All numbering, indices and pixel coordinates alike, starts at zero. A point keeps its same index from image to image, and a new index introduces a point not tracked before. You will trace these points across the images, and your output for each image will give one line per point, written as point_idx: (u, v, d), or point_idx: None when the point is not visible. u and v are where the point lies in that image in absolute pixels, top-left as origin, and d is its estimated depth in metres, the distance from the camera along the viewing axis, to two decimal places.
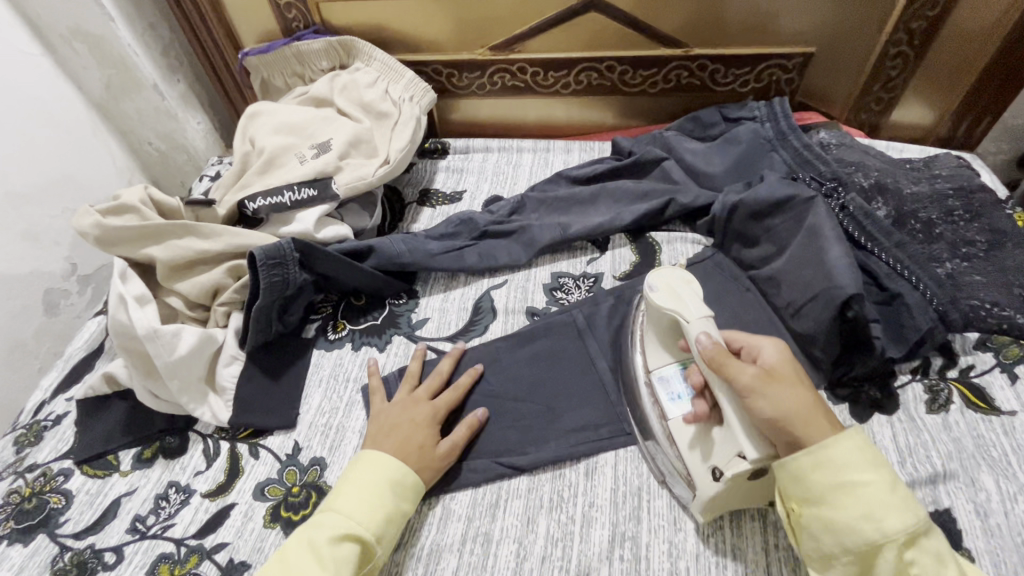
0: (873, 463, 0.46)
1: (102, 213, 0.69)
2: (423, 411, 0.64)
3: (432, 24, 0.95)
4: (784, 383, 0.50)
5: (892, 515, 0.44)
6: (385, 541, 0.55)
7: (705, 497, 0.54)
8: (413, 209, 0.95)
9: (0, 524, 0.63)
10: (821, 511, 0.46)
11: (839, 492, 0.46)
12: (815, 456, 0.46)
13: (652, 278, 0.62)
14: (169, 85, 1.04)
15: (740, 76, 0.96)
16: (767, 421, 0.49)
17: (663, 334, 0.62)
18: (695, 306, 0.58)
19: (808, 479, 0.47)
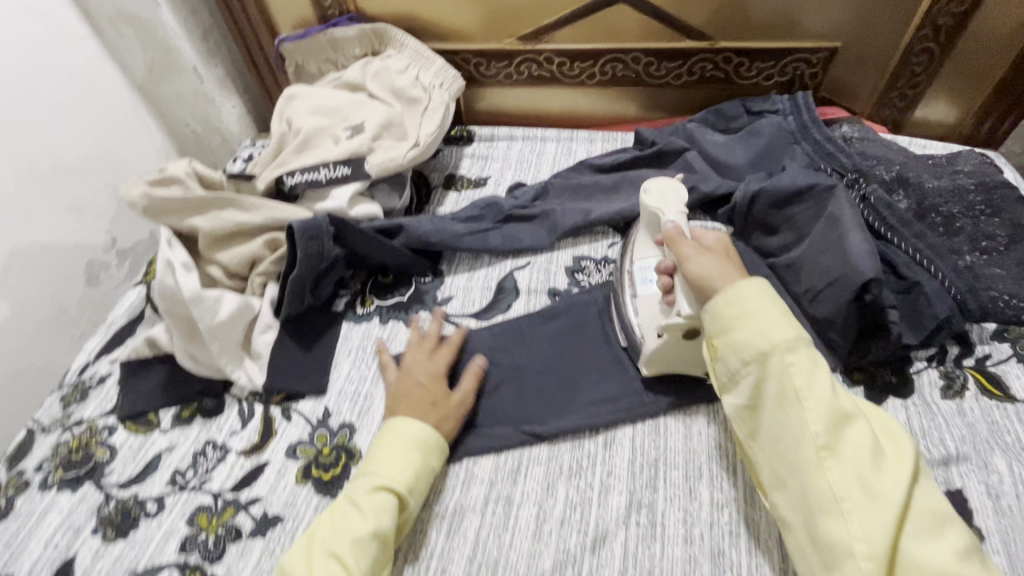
0: (768, 297, 0.55)
1: (150, 184, 0.73)
2: (429, 374, 0.67)
3: (463, 13, 0.98)
4: (714, 253, 0.59)
5: (777, 331, 0.52)
6: (421, 490, 0.59)
7: (649, 354, 0.64)
8: (439, 193, 0.98)
9: (50, 473, 0.67)
10: (726, 335, 0.54)
11: (741, 317, 0.54)
12: (723, 297, 0.55)
13: (649, 182, 0.71)
14: (209, 70, 1.07)
15: (764, 70, 0.97)
16: (694, 279, 0.58)
17: (648, 233, 0.71)
18: (677, 207, 0.67)
19: (716, 309, 0.55)
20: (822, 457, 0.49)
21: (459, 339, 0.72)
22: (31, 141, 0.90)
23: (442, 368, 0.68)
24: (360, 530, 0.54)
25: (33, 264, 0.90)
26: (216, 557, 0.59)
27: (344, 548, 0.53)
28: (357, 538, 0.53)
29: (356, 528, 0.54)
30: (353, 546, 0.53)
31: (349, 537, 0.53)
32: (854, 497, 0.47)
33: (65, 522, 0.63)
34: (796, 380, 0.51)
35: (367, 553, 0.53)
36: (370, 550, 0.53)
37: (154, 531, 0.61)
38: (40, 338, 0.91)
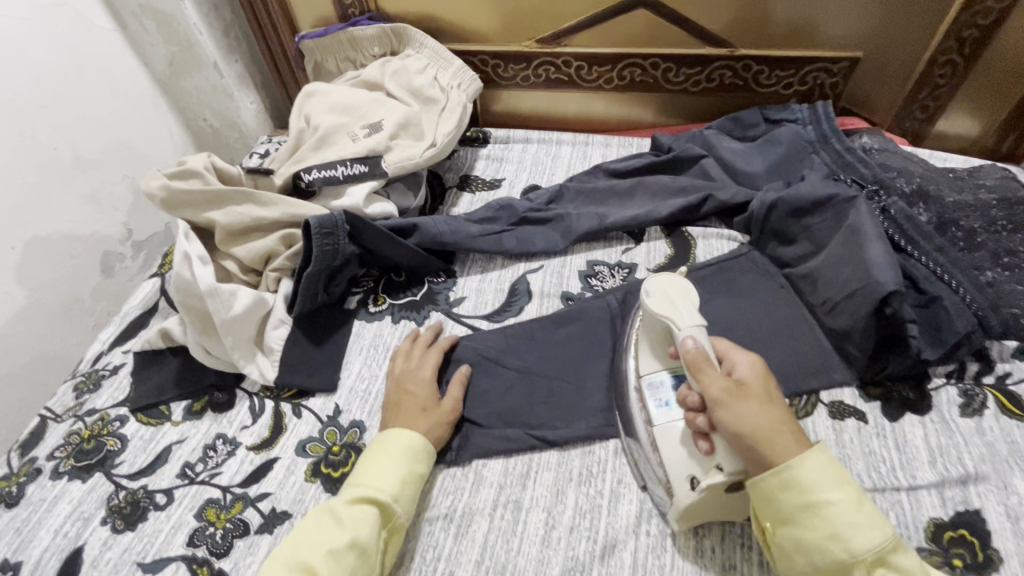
0: (836, 480, 0.48)
1: (169, 176, 0.73)
2: (419, 380, 0.67)
3: (483, 15, 0.98)
4: (754, 400, 0.51)
5: (858, 535, 0.45)
6: (405, 502, 0.57)
7: (683, 508, 0.54)
8: (454, 194, 0.98)
9: (61, 462, 0.67)
10: (792, 529, 0.48)
11: (806, 510, 0.47)
12: (782, 477, 0.48)
13: (649, 281, 0.62)
14: (229, 66, 1.07)
15: (784, 78, 0.96)
16: (736, 436, 0.50)
17: (656, 343, 0.62)
18: (689, 313, 0.58)
19: (777, 495, 0.48)
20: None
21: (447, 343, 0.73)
22: (52, 131, 0.91)
23: (429, 374, 0.68)
24: (337, 541, 0.52)
25: (50, 253, 0.91)
26: (223, 551, 0.59)
27: (321, 559, 0.51)
28: (332, 549, 0.51)
29: (333, 538, 0.52)
30: (329, 557, 0.51)
31: (325, 548, 0.51)
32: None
33: (74, 510, 0.63)
34: None
35: (344, 565, 0.51)
36: (347, 562, 0.51)
37: (162, 523, 0.61)
38: (55, 327, 0.92)
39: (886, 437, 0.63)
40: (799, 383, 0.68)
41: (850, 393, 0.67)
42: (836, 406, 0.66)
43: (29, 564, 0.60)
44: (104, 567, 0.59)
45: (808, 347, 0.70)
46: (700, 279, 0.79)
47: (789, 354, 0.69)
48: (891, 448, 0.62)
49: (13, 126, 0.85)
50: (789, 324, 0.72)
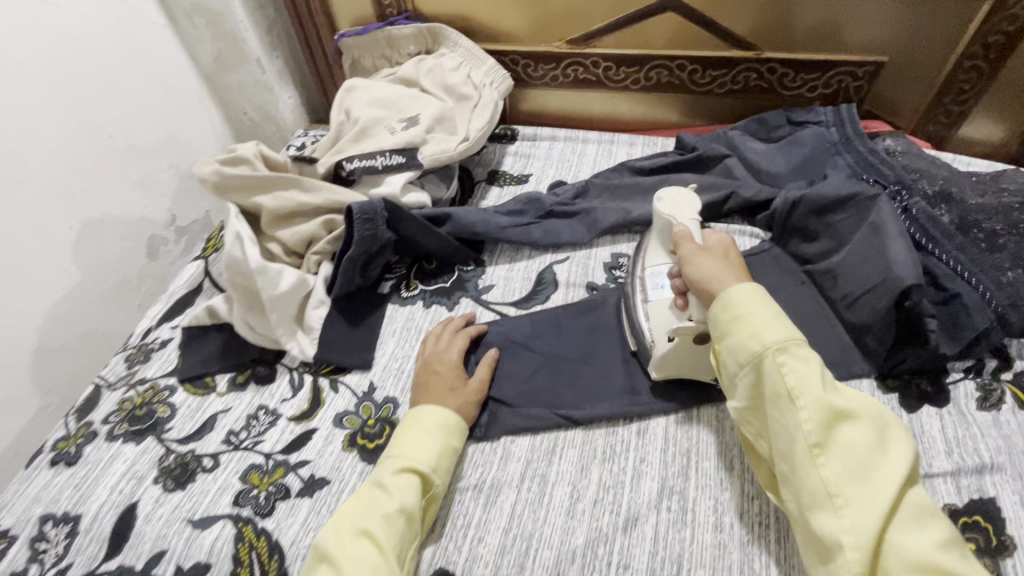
0: (763, 300, 0.55)
1: (220, 163, 0.77)
2: (447, 364, 0.70)
3: (516, 16, 1.02)
4: (715, 256, 0.61)
5: (766, 332, 0.53)
6: (444, 471, 0.61)
7: (659, 359, 0.65)
8: (482, 187, 1.01)
9: (115, 426, 0.72)
10: (724, 340, 0.56)
11: (731, 320, 0.55)
12: (720, 299, 0.57)
13: (663, 190, 0.72)
14: (270, 61, 1.12)
15: (809, 81, 0.99)
16: (695, 281, 0.60)
17: (661, 241, 0.72)
18: (689, 215, 0.69)
19: (715, 313, 0.57)
20: (816, 453, 0.49)
21: (474, 329, 0.76)
22: (108, 119, 0.96)
23: (456, 356, 0.71)
24: (386, 508, 0.55)
25: (102, 234, 0.96)
26: (267, 511, 0.63)
27: (375, 524, 0.54)
28: (385, 515, 0.55)
29: (383, 506, 0.56)
30: (382, 523, 0.54)
31: (378, 514, 0.55)
32: (847, 489, 0.46)
33: (128, 470, 0.67)
34: (788, 378, 0.51)
35: (395, 529, 0.55)
36: (397, 526, 0.55)
37: (210, 484, 0.66)
38: (104, 305, 0.97)
39: (903, 427, 0.65)
40: None
41: (869, 384, 0.69)
42: None
43: (87, 517, 0.64)
44: (156, 522, 0.63)
45: (828, 340, 0.72)
46: None
47: (808, 346, 0.72)
48: None
49: (74, 113, 0.91)
50: (808, 318, 0.75)
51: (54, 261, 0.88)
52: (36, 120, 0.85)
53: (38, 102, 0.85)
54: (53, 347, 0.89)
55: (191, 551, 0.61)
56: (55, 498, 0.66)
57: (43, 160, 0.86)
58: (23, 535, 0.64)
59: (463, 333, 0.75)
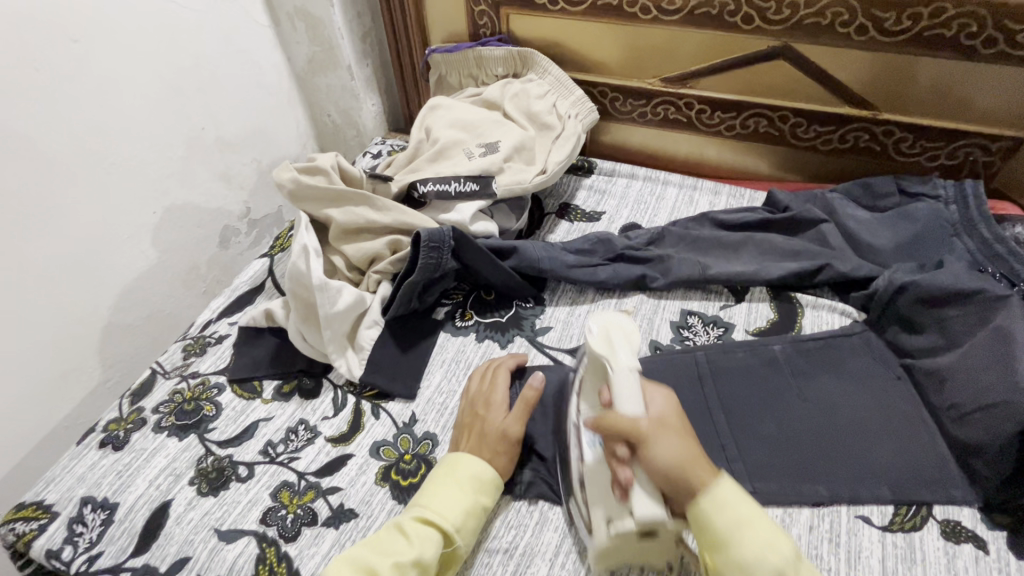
0: (750, 500, 0.49)
1: (299, 171, 0.78)
2: (481, 405, 0.66)
3: (611, 48, 0.98)
4: (674, 431, 0.52)
5: (778, 543, 0.46)
6: (468, 529, 0.57)
7: (598, 546, 0.54)
8: (551, 220, 0.97)
9: (164, 417, 0.73)
10: (723, 544, 0.47)
11: (736, 525, 0.47)
12: (708, 501, 0.48)
13: (593, 320, 0.60)
14: (360, 69, 1.15)
15: (930, 149, 0.88)
16: (658, 471, 0.50)
17: (593, 377, 0.61)
18: (625, 355, 0.56)
19: (706, 514, 0.48)
20: None
21: (512, 362, 0.72)
22: (203, 113, 1.00)
23: (500, 398, 0.67)
24: (402, 556, 0.52)
25: (182, 221, 1.00)
26: (291, 536, 0.62)
27: (386, 569, 0.51)
28: (397, 563, 0.51)
29: (399, 552, 0.52)
30: (394, 570, 0.51)
31: (391, 560, 0.52)
32: None
33: (168, 466, 0.68)
34: None
35: None
36: None
37: (241, 495, 0.65)
38: (174, 288, 1.01)
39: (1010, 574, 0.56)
40: (908, 490, 0.61)
41: (970, 514, 0.60)
42: (951, 525, 0.59)
43: (123, 507, 0.65)
44: (185, 526, 0.63)
45: (920, 452, 0.64)
46: (804, 353, 0.74)
47: (897, 455, 0.64)
48: None
49: (174, 105, 0.95)
50: (901, 422, 0.66)
51: (134, 242, 0.92)
52: (140, 108, 0.89)
53: (144, 92, 0.90)
54: (120, 325, 0.92)
55: (212, 564, 0.60)
56: (97, 482, 0.67)
57: (141, 147, 0.90)
58: (62, 514, 0.65)
59: (499, 367, 0.71)
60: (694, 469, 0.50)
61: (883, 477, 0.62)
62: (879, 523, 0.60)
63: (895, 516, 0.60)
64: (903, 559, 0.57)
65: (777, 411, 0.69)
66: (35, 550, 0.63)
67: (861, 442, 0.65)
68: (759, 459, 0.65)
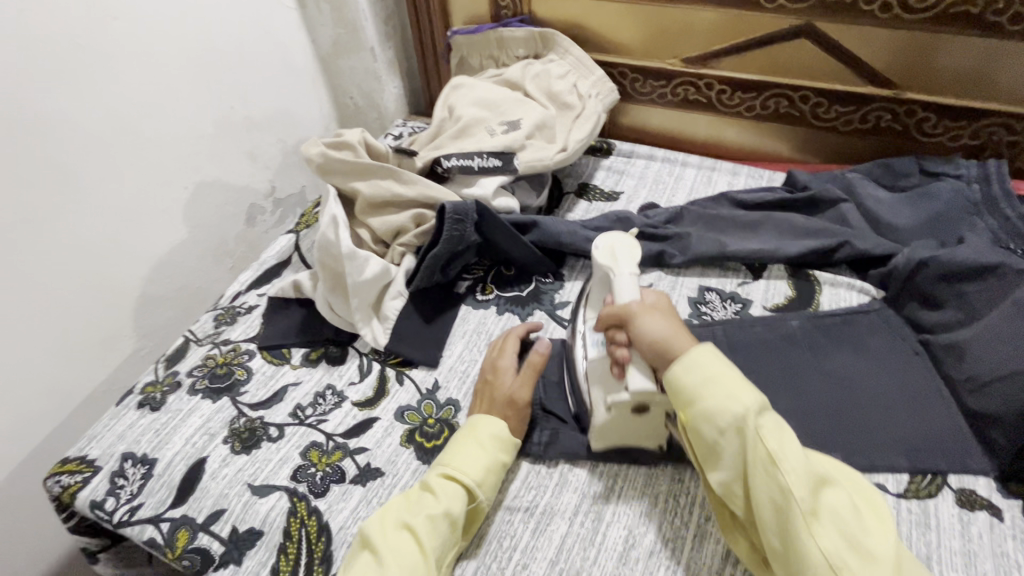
0: (722, 360, 0.54)
1: (327, 145, 0.81)
2: (492, 370, 0.69)
3: (632, 28, 0.98)
4: (664, 313, 0.59)
5: (743, 396, 0.52)
6: (492, 483, 0.60)
7: (598, 425, 0.61)
8: (570, 199, 0.99)
9: (198, 381, 0.76)
10: (695, 397, 0.53)
11: (702, 382, 0.53)
12: (682, 363, 0.54)
13: (599, 238, 0.65)
14: (383, 51, 1.17)
15: (953, 129, 0.88)
16: (649, 346, 0.56)
17: (600, 291, 0.67)
18: (627, 265, 0.62)
19: (679, 373, 0.54)
20: (807, 517, 0.47)
21: (522, 329, 0.74)
22: (231, 92, 1.03)
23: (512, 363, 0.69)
24: (432, 510, 0.55)
25: (211, 197, 1.03)
26: (320, 491, 0.64)
27: (420, 521, 0.54)
28: (430, 515, 0.55)
29: (430, 506, 0.55)
30: (427, 521, 0.54)
31: (424, 513, 0.55)
32: (851, 560, 0.45)
33: (203, 425, 0.71)
34: (771, 443, 0.49)
35: (439, 531, 0.54)
36: (442, 529, 0.54)
37: (273, 453, 0.68)
38: (203, 263, 1.04)
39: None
40: (923, 459, 0.62)
41: (985, 484, 0.61)
42: (966, 494, 0.60)
43: (161, 462, 0.68)
44: (221, 481, 0.66)
45: (936, 424, 0.64)
46: (821, 328, 0.75)
47: (913, 426, 0.64)
48: None
49: (205, 84, 0.98)
50: (917, 395, 0.67)
51: (166, 217, 0.95)
52: (173, 86, 0.92)
53: (177, 71, 0.93)
54: (153, 296, 0.96)
55: (247, 515, 0.63)
56: (136, 439, 0.71)
57: (174, 124, 0.94)
58: (105, 468, 0.69)
59: (510, 334, 0.73)
60: (676, 341, 0.56)
61: (898, 447, 0.63)
62: (893, 490, 0.61)
63: (910, 484, 0.61)
64: (918, 525, 0.58)
65: (794, 383, 0.70)
66: (81, 500, 0.66)
67: (878, 414, 0.66)
68: None
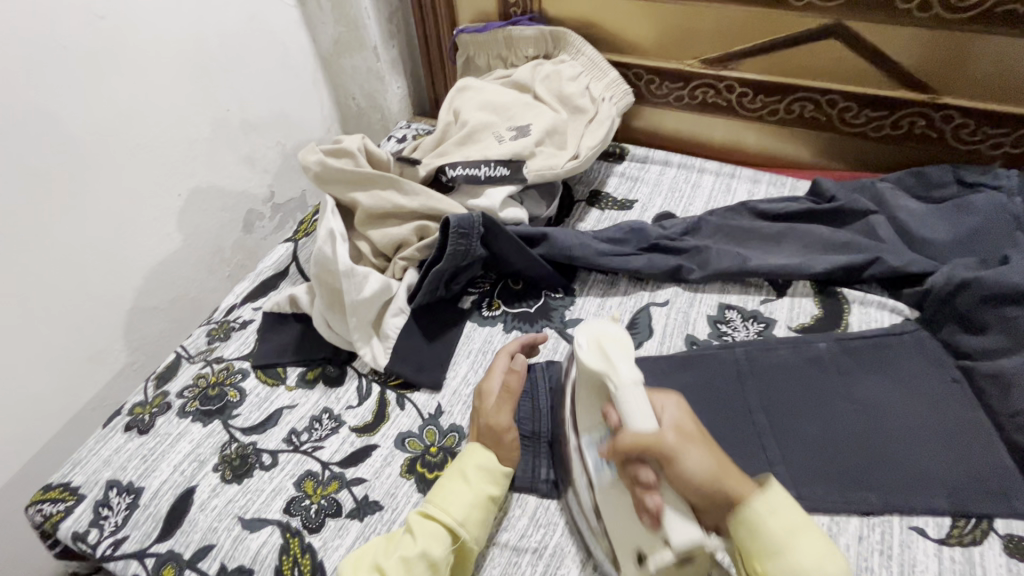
0: (799, 509, 0.45)
1: (325, 153, 0.76)
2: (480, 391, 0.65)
3: (648, 28, 0.93)
4: (697, 438, 0.47)
5: (832, 562, 0.42)
6: (478, 521, 0.55)
7: None
8: (582, 208, 0.94)
9: (188, 402, 0.72)
10: (777, 564, 0.42)
11: (786, 536, 0.43)
12: (757, 514, 0.44)
13: (581, 334, 0.54)
14: (386, 50, 1.12)
15: (993, 136, 0.82)
16: (693, 486, 0.45)
17: (591, 395, 0.54)
18: (627, 367, 0.50)
19: (759, 529, 0.43)
20: None
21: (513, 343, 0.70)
22: (228, 94, 0.99)
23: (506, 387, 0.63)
24: (406, 551, 0.51)
25: (207, 203, 0.99)
26: (315, 527, 0.60)
27: (393, 564, 0.51)
28: (403, 558, 0.51)
29: (405, 547, 0.52)
30: (400, 564, 0.51)
31: (397, 555, 0.51)
32: None
33: (192, 451, 0.67)
34: None
35: None
36: (417, 573, 0.50)
37: (265, 484, 0.64)
38: (198, 272, 1.00)
39: None
40: (966, 501, 0.57)
41: None
42: (1015, 541, 0.55)
43: (148, 492, 0.64)
44: (209, 513, 0.62)
45: (979, 461, 0.59)
46: (852, 352, 0.70)
47: (955, 463, 0.59)
48: None
49: (200, 85, 0.93)
50: (958, 428, 0.62)
51: (159, 225, 0.91)
52: (166, 88, 0.88)
53: (171, 72, 0.89)
54: (145, 308, 0.92)
55: (236, 552, 0.59)
56: (122, 466, 0.67)
57: (167, 127, 0.89)
58: (88, 497, 0.65)
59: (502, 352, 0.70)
60: (727, 481, 0.45)
61: (938, 486, 0.58)
62: (934, 535, 0.56)
63: (952, 528, 0.57)
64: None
65: (824, 413, 0.65)
66: (63, 532, 0.62)
67: (915, 449, 0.61)
68: (803, 463, 0.61)
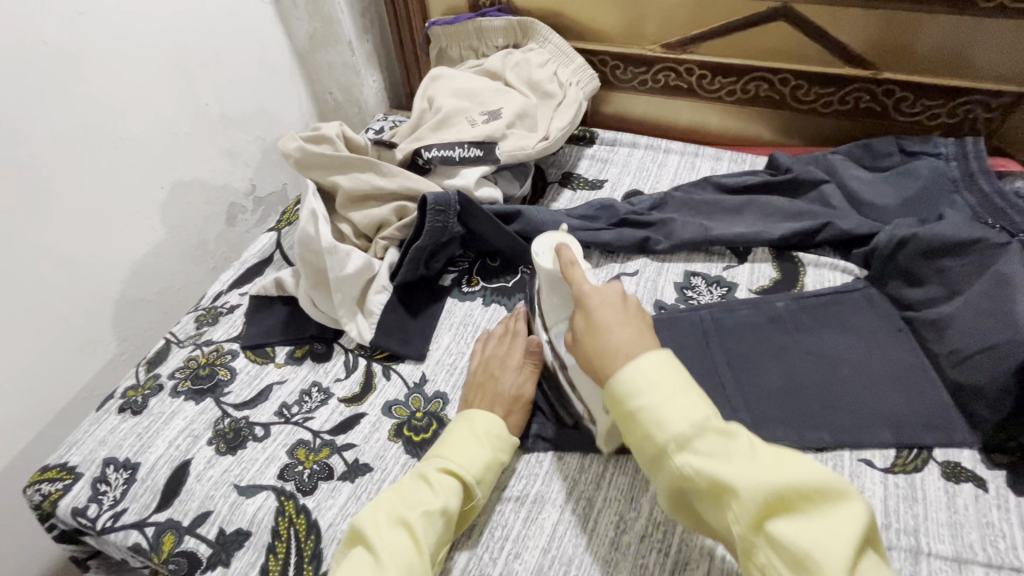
0: (675, 374, 0.47)
1: (304, 140, 0.80)
2: (492, 374, 0.67)
3: (611, 17, 0.99)
4: (619, 314, 0.53)
5: (687, 408, 0.45)
6: (487, 482, 0.58)
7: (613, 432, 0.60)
8: (554, 189, 0.98)
9: (180, 383, 0.75)
10: (641, 414, 0.46)
11: (652, 400, 0.46)
12: (628, 377, 0.47)
13: (538, 245, 0.66)
14: (360, 45, 1.16)
15: (931, 108, 0.89)
16: (597, 358, 0.50)
17: (557, 293, 0.64)
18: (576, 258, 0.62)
19: (625, 381, 0.47)
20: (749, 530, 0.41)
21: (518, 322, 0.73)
22: (206, 90, 1.01)
23: (518, 359, 0.68)
24: (429, 505, 0.53)
25: (189, 197, 1.01)
26: (309, 489, 0.63)
27: (415, 517, 0.52)
28: (426, 511, 0.53)
29: (427, 501, 0.54)
30: (423, 518, 0.52)
31: (420, 509, 0.53)
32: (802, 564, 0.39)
33: (187, 427, 0.70)
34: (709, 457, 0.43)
35: (434, 528, 0.53)
36: (436, 525, 0.53)
37: (259, 453, 0.67)
38: (183, 264, 1.02)
39: (1010, 511, 0.57)
40: (909, 434, 0.63)
41: (970, 456, 0.62)
42: (952, 466, 0.61)
43: (145, 467, 0.67)
44: (206, 483, 0.65)
45: (921, 400, 0.65)
46: (806, 308, 0.75)
47: (899, 402, 0.65)
48: (1015, 524, 0.56)
49: (179, 81, 0.95)
50: (905, 370, 0.67)
51: (143, 218, 0.93)
52: (143, 82, 0.90)
53: (151, 71, 0.91)
54: (132, 299, 0.94)
55: (234, 516, 0.62)
56: (118, 444, 0.69)
57: (147, 122, 0.91)
58: (86, 475, 0.67)
59: (506, 327, 0.73)
60: (624, 351, 0.49)
61: (885, 422, 0.64)
62: (881, 465, 0.62)
63: (897, 459, 0.62)
64: (905, 499, 0.59)
65: (782, 364, 0.70)
66: (62, 508, 0.64)
67: (865, 390, 0.66)
68: (763, 408, 0.66)
